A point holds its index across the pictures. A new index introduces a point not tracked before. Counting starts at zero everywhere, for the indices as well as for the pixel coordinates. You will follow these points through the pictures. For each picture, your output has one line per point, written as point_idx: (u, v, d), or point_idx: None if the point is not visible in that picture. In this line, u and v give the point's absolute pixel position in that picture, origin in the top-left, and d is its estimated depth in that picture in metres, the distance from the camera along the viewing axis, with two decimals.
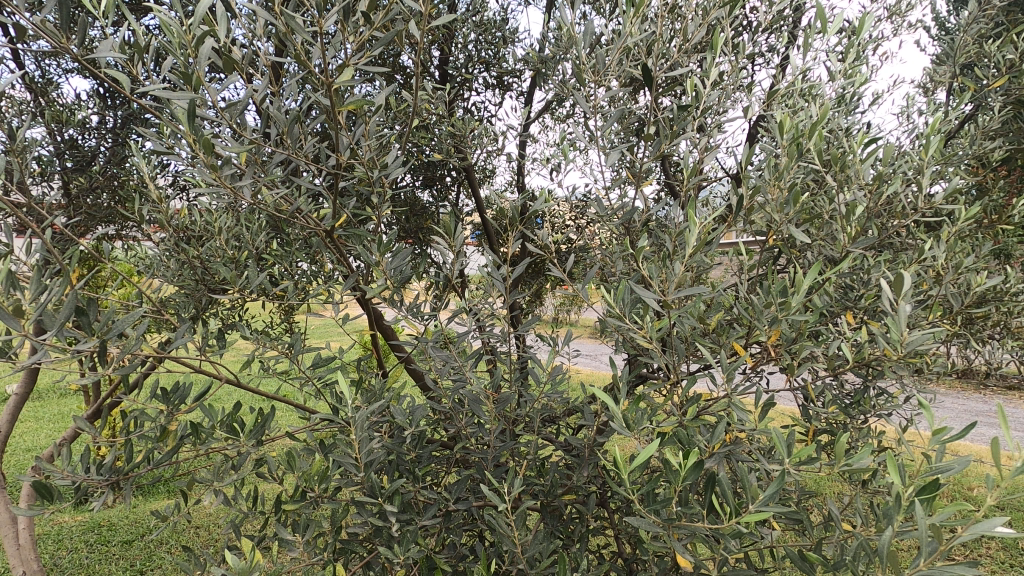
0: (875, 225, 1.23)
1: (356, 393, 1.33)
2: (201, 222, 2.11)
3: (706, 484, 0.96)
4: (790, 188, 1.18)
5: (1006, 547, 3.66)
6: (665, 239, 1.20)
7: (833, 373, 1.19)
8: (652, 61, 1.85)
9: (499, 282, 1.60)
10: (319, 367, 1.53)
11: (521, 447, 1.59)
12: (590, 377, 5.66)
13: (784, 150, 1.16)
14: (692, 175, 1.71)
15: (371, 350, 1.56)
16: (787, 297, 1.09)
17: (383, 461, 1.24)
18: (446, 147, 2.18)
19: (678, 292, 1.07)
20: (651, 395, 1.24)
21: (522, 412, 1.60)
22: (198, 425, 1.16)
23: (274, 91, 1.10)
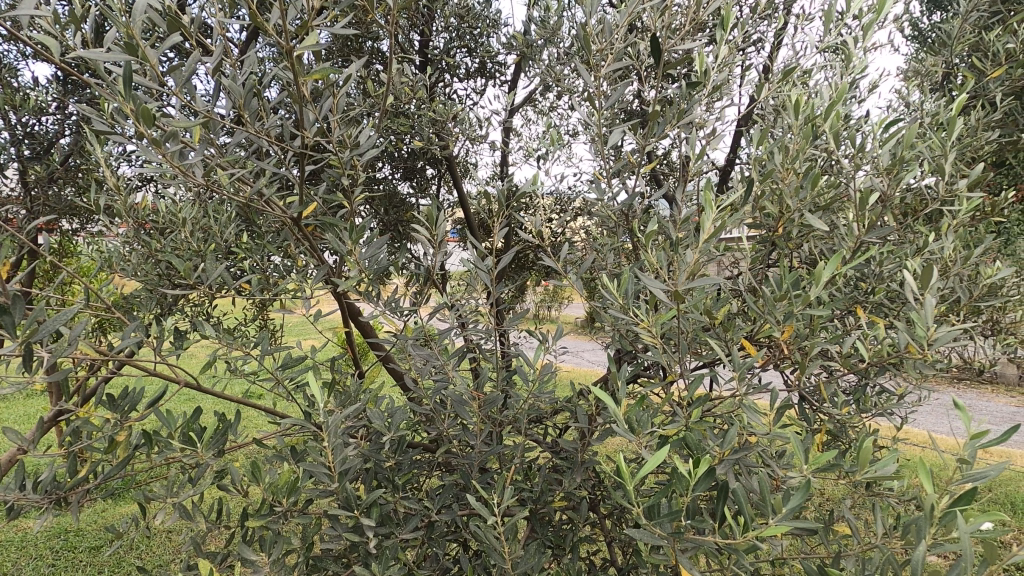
0: (889, 212, 1.15)
1: (330, 395, 1.22)
2: (164, 213, 1.97)
3: (718, 493, 0.87)
4: (802, 173, 1.10)
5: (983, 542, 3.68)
6: (667, 228, 1.11)
7: (845, 371, 1.11)
8: (663, 31, 1.74)
9: (485, 275, 1.49)
10: (290, 368, 1.41)
11: (508, 451, 1.49)
12: (575, 375, 5.56)
13: (796, 132, 1.07)
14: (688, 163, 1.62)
15: (347, 349, 1.45)
16: (801, 290, 1.01)
17: (360, 469, 1.14)
18: (427, 134, 2.06)
19: (689, 283, 0.97)
20: (650, 396, 1.15)
21: (509, 413, 1.50)
22: (151, 434, 1.05)
23: (230, 59, 0.97)
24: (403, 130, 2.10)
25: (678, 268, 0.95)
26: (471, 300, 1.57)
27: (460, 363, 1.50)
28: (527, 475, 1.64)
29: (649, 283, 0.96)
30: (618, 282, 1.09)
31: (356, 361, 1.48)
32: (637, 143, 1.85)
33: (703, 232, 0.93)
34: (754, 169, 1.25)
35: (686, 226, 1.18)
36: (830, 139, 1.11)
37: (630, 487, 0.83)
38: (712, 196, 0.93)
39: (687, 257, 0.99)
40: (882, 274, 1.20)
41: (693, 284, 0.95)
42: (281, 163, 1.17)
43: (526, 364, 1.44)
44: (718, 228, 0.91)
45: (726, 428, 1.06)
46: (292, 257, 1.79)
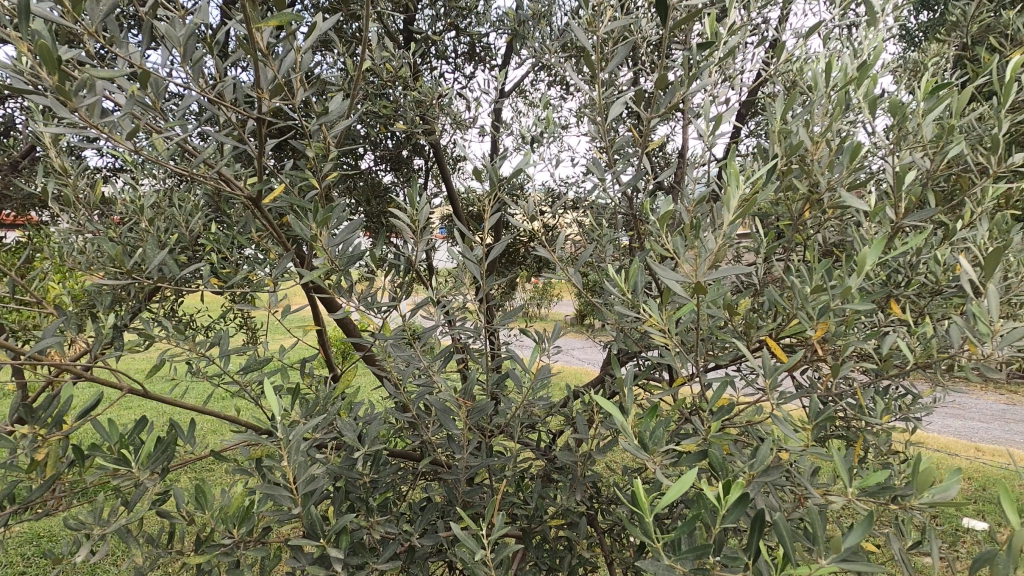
0: (930, 193, 1.01)
1: (296, 403, 1.07)
2: (124, 202, 1.81)
3: (751, 524, 0.72)
4: (837, 148, 0.96)
5: (979, 541, 3.60)
6: (683, 212, 0.96)
7: (884, 375, 0.97)
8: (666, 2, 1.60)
9: (474, 267, 1.33)
10: (255, 371, 1.26)
11: (499, 463, 1.34)
12: (567, 375, 5.43)
13: (831, 101, 0.93)
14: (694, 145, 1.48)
15: (319, 350, 1.30)
16: (839, 282, 0.87)
17: (329, 488, 0.99)
18: (410, 116, 1.91)
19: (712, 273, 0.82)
20: (662, 404, 1.01)
21: (501, 420, 1.36)
22: (80, 451, 0.89)
23: (171, 2, 0.80)
24: (385, 112, 1.94)
25: (699, 257, 0.79)
26: (458, 295, 1.42)
27: (445, 365, 1.35)
28: (520, 486, 1.50)
29: (665, 274, 0.81)
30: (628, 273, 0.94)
31: (331, 364, 1.33)
32: (639, 125, 1.71)
33: (729, 213, 0.78)
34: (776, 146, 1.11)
35: (702, 211, 1.04)
36: (866, 110, 0.97)
37: (649, 519, 0.68)
38: (741, 170, 0.78)
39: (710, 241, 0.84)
40: (920, 266, 1.07)
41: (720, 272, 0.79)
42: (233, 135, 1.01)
43: (519, 365, 1.29)
44: (747, 207, 0.75)
45: (751, 444, 0.93)
46: (263, 249, 1.64)
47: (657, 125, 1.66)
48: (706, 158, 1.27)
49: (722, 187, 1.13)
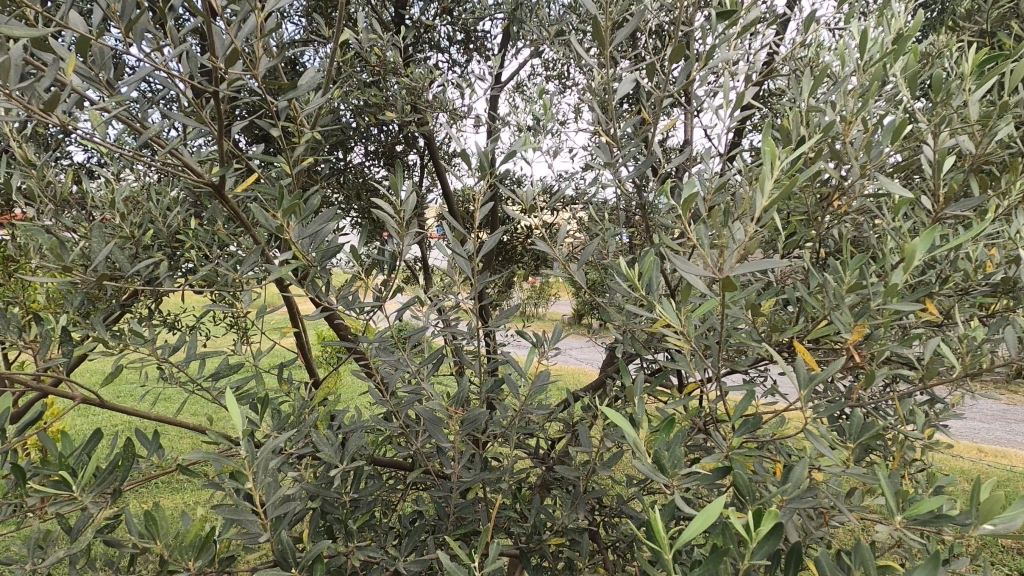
0: (973, 181, 0.91)
1: (268, 414, 0.96)
2: (95, 195, 1.70)
3: (786, 560, 0.61)
4: (872, 129, 0.86)
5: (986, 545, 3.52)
6: (701, 201, 0.86)
7: (922, 383, 0.87)
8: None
9: (467, 264, 1.23)
10: (227, 377, 1.15)
11: (495, 476, 1.24)
12: (564, 375, 5.32)
13: (867, 76, 0.83)
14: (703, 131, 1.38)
15: (298, 354, 1.19)
16: (879, 279, 0.77)
17: (303, 510, 0.88)
18: (401, 105, 1.80)
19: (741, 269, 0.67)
20: (675, 414, 0.91)
21: (496, 430, 1.25)
22: (17, 470, 0.78)
23: None
24: (374, 101, 1.83)
25: (725, 249, 0.66)
26: (451, 293, 1.31)
27: (436, 369, 1.24)
28: (519, 498, 1.40)
29: (684, 266, 0.69)
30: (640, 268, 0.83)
31: (312, 369, 1.22)
32: (644, 112, 1.60)
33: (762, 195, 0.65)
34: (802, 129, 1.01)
35: (722, 199, 0.93)
36: (905, 87, 0.87)
37: (668, 557, 0.57)
38: (776, 146, 0.66)
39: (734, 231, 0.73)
40: (961, 260, 0.96)
41: (749, 267, 0.66)
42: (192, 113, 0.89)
43: (516, 371, 1.18)
44: (785, 189, 0.63)
45: (777, 462, 0.83)
46: (243, 244, 1.53)
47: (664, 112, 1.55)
48: (722, 142, 1.17)
49: (742, 174, 1.03)
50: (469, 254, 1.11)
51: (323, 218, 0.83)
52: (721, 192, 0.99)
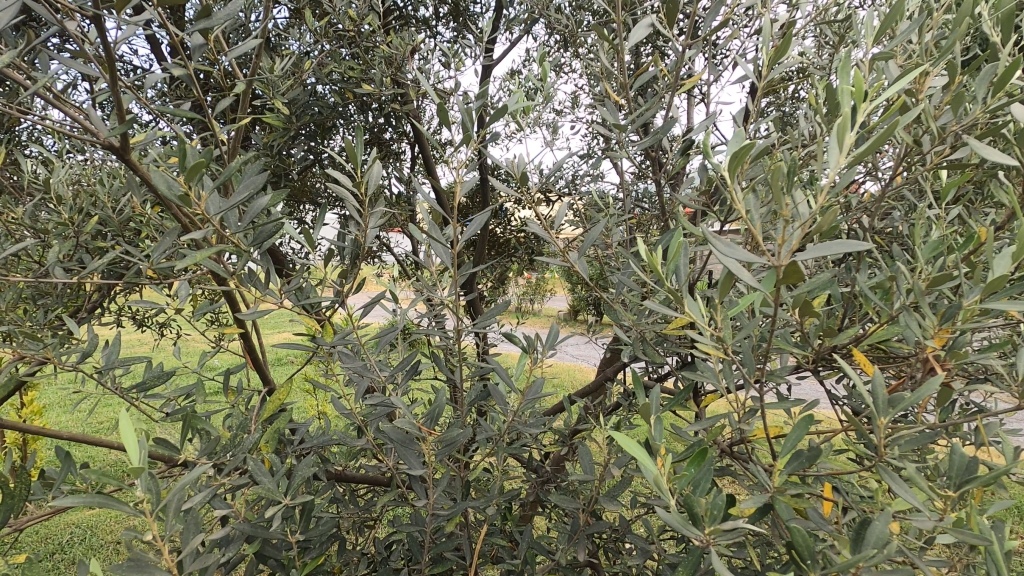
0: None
1: (197, 434, 0.78)
2: (31, 174, 1.50)
3: None
4: (959, 79, 0.67)
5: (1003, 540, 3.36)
6: (740, 170, 0.68)
7: (1010, 403, 0.69)
8: None
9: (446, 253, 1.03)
10: (156, 384, 0.96)
11: (479, 501, 1.06)
12: (562, 374, 5.13)
13: (955, 10, 0.65)
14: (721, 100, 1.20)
15: (246, 358, 1.01)
16: (975, 270, 0.59)
17: (230, 557, 0.70)
18: (380, 77, 1.61)
19: (804, 254, 0.47)
20: (699, 439, 0.73)
21: (480, 448, 1.08)
22: None
23: None
24: (351, 72, 1.64)
25: (780, 226, 0.48)
26: (432, 287, 1.14)
27: (411, 376, 1.06)
28: (509, 522, 1.24)
29: (725, 251, 0.50)
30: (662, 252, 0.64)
31: (266, 375, 1.05)
32: (652, 84, 1.42)
33: (836, 153, 0.46)
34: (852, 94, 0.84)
35: (758, 172, 0.76)
36: (998, 27, 0.69)
37: None
38: (858, 84, 0.47)
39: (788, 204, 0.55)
40: None
41: (818, 247, 0.46)
42: (90, 57, 0.71)
43: (505, 380, 1.00)
44: (874, 139, 0.43)
45: (830, 498, 0.66)
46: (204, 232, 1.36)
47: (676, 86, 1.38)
48: (749, 110, 0.99)
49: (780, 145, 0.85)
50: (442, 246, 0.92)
51: (251, 185, 0.64)
52: (755, 166, 0.82)
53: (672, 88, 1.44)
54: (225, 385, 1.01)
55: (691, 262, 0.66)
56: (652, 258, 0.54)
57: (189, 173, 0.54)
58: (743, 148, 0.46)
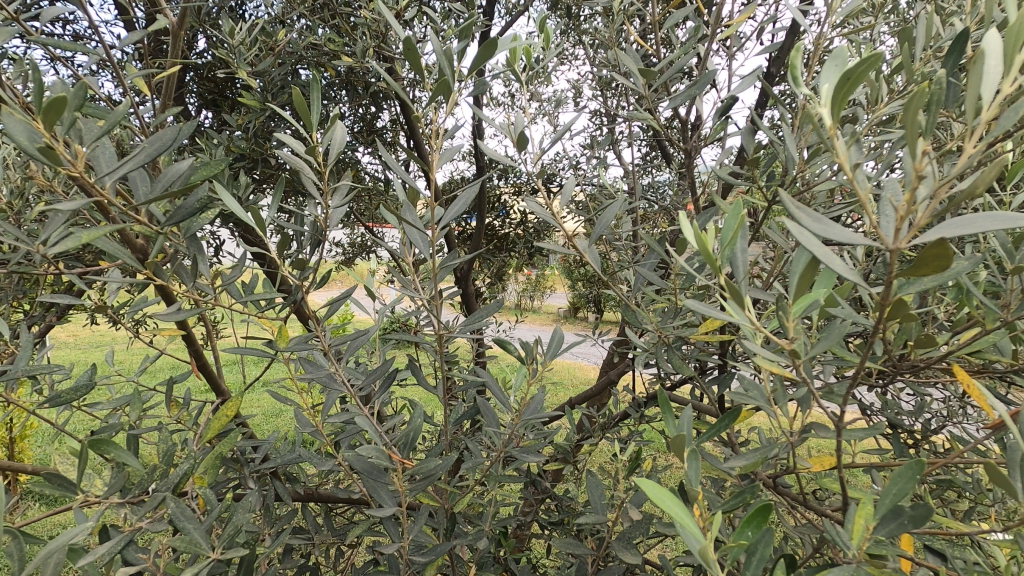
0: None
1: (105, 464, 0.62)
2: None
3: None
4: None
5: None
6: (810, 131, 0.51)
7: None
8: None
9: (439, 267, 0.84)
10: (77, 394, 0.80)
11: (466, 535, 0.90)
12: (566, 373, 4.96)
13: None
14: (759, 65, 1.02)
15: (187, 362, 0.84)
16: None
17: None
18: (365, 47, 1.44)
19: (938, 233, 0.31)
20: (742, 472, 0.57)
21: (468, 474, 0.91)
22: None
23: None
24: (332, 44, 1.46)
25: (913, 186, 0.31)
26: (416, 284, 0.97)
27: (387, 388, 0.89)
28: (503, 547, 1.10)
29: (817, 229, 0.35)
30: (711, 231, 0.48)
31: (218, 384, 0.90)
32: (676, 54, 1.24)
33: (995, 78, 0.31)
34: (931, 49, 0.69)
35: (820, 142, 0.61)
36: None
37: None
38: None
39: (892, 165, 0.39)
40: None
41: (953, 223, 0.32)
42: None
43: (498, 395, 0.85)
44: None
45: (908, 545, 0.52)
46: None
47: (701, 56, 1.21)
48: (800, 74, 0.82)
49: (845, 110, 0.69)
50: (411, 237, 0.74)
51: (159, 139, 0.46)
52: (810, 135, 0.66)
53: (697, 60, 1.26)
54: (168, 397, 0.86)
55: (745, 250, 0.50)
56: (701, 238, 0.38)
57: (43, 111, 0.36)
58: (858, 65, 0.31)
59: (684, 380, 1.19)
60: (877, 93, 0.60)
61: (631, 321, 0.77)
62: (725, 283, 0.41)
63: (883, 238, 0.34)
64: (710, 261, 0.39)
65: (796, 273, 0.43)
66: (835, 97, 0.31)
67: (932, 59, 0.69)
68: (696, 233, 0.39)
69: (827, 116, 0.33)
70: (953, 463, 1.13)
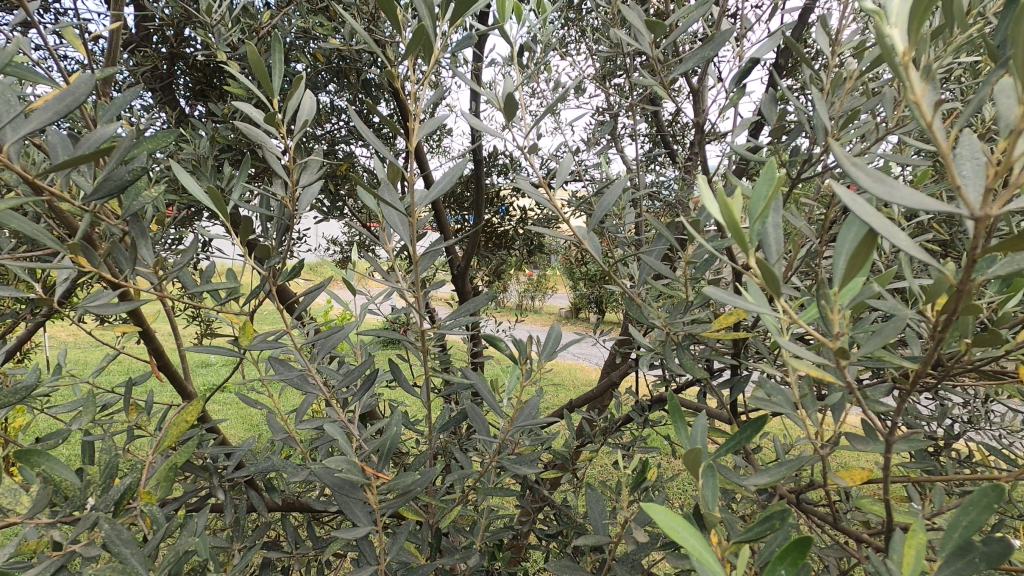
0: None
1: (33, 479, 0.54)
2: None
3: None
4: None
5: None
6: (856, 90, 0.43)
7: None
8: None
9: (420, 257, 0.76)
10: (24, 395, 0.72)
11: (452, 553, 0.82)
12: (568, 374, 4.88)
13: None
14: (780, 40, 0.93)
15: (147, 361, 0.76)
16: None
17: None
18: (354, 28, 1.35)
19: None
20: (763, 488, 0.49)
21: (455, 487, 0.83)
22: None
23: None
24: (320, 26, 1.38)
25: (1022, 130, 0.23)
26: (401, 279, 0.89)
27: (368, 391, 0.81)
28: (497, 561, 1.03)
29: (880, 191, 0.27)
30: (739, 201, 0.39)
31: (184, 386, 0.82)
32: (687, 33, 1.15)
33: None
34: (981, 7, 0.60)
35: (858, 109, 0.53)
36: None
37: None
38: None
39: (971, 114, 0.31)
40: None
41: None
42: None
43: (489, 401, 0.76)
44: None
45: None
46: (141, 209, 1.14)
47: (716, 35, 1.12)
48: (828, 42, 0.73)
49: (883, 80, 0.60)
50: (391, 220, 0.66)
51: (67, 95, 0.38)
52: (846, 104, 0.58)
53: (710, 41, 1.18)
54: (127, 400, 0.78)
55: (779, 226, 0.42)
56: (728, 206, 0.30)
57: None
58: None
59: (691, 383, 1.12)
60: (924, 55, 0.52)
61: (635, 316, 0.69)
62: (755, 265, 0.33)
63: (970, 206, 0.26)
64: (739, 235, 0.31)
65: (844, 254, 0.35)
66: (915, 10, 0.24)
67: (985, 20, 0.60)
68: (720, 200, 0.31)
69: (899, 38, 0.25)
70: (978, 472, 1.05)
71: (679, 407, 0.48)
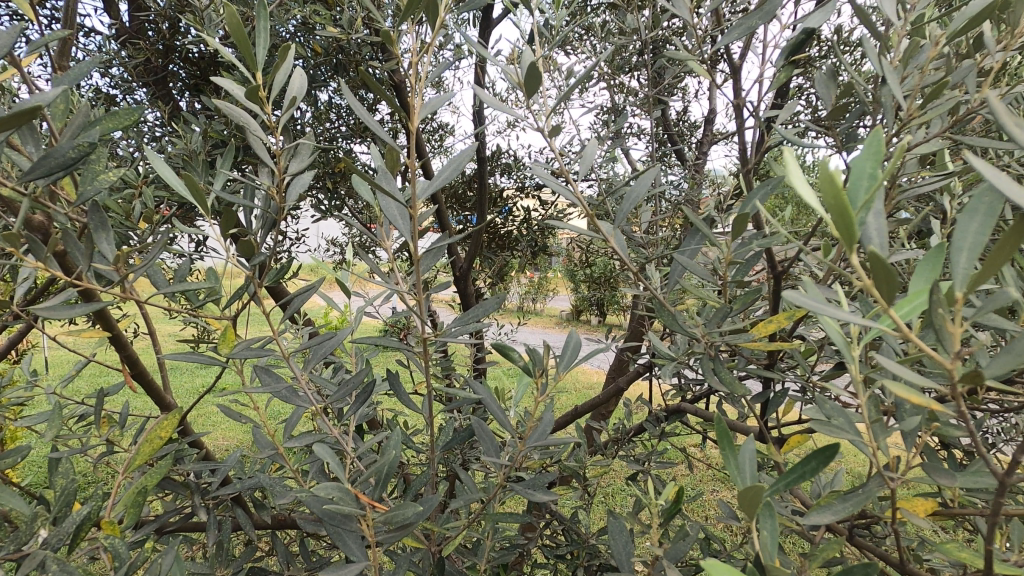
0: None
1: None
2: None
3: None
4: None
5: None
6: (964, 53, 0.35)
7: None
8: None
9: (423, 256, 0.68)
10: None
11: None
12: (574, 378, 4.80)
13: None
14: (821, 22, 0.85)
15: (121, 370, 0.69)
16: None
17: None
18: (353, 16, 1.27)
19: None
20: (824, 526, 0.42)
21: (458, 510, 0.75)
22: None
23: None
24: (319, 14, 1.30)
25: None
26: (400, 282, 0.81)
27: (364, 402, 0.73)
28: None
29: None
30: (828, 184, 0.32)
31: (163, 397, 0.75)
32: (715, 20, 1.07)
33: None
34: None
35: (943, 85, 0.45)
36: None
37: None
38: None
39: None
40: None
41: None
42: None
43: (496, 412, 0.67)
44: None
45: None
46: (124, 205, 1.07)
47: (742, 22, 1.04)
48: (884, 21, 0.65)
49: (958, 57, 0.52)
50: (390, 214, 0.59)
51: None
52: (921, 81, 0.50)
53: (737, 28, 1.09)
54: (98, 413, 0.71)
55: (877, 214, 0.34)
56: (839, 190, 0.23)
57: None
58: None
59: (711, 394, 1.04)
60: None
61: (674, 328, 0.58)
62: (863, 263, 0.26)
63: None
64: (847, 226, 0.24)
65: (964, 250, 0.27)
66: None
67: None
68: (823, 181, 0.24)
69: None
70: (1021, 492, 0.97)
71: (728, 430, 0.41)
